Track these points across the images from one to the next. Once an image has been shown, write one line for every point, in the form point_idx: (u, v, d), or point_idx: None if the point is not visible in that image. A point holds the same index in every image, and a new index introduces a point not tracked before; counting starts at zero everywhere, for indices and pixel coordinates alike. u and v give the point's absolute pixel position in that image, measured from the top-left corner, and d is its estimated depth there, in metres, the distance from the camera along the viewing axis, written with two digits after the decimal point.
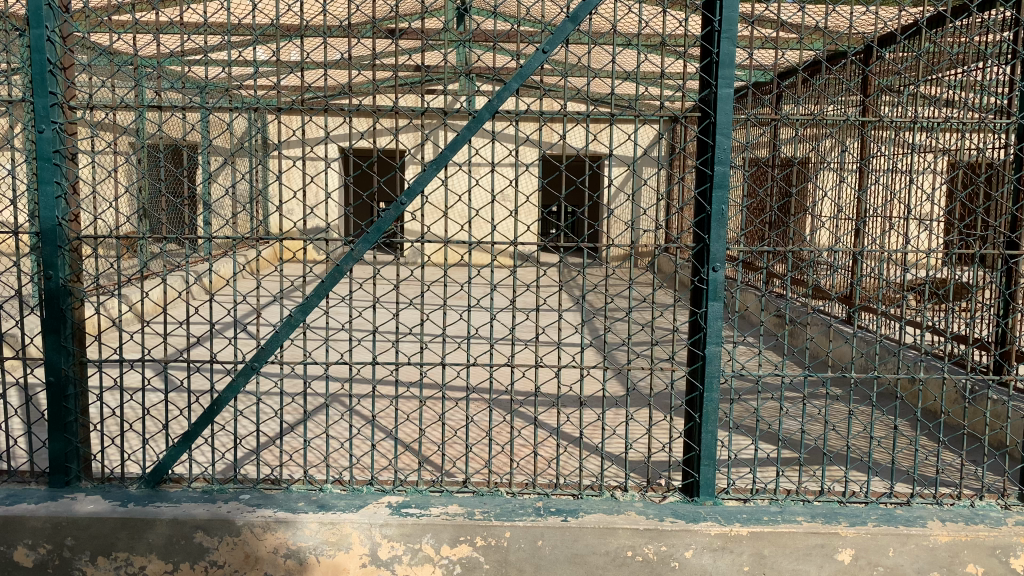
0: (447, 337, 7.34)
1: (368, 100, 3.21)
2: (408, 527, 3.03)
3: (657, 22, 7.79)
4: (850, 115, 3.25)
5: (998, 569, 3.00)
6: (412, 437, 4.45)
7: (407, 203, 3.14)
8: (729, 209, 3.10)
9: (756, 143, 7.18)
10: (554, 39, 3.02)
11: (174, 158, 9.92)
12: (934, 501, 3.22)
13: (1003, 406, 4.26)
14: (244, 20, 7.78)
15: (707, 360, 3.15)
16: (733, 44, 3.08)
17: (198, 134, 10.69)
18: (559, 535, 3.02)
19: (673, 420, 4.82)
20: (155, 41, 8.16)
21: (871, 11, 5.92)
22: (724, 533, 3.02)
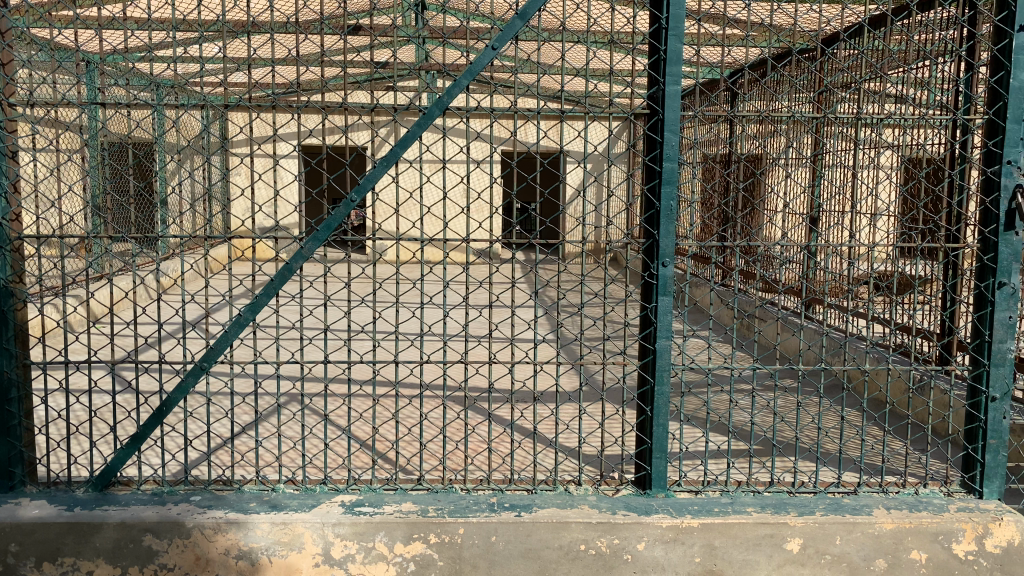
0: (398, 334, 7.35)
1: (317, 97, 3.15)
2: (361, 526, 3.02)
3: (606, 18, 7.84)
4: (796, 113, 3.30)
5: (941, 554, 3.07)
6: (366, 435, 4.45)
7: (357, 201, 3.13)
8: (678, 205, 3.14)
9: (704, 140, 7.29)
10: (503, 36, 3.02)
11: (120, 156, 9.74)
12: (880, 490, 3.29)
13: (945, 396, 4.38)
14: (187, 15, 7.62)
15: (658, 354, 3.19)
16: (680, 40, 3.11)
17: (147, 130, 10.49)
18: (513, 530, 3.04)
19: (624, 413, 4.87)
20: (97, 36, 8.00)
21: (815, 8, 6.01)
22: (675, 525, 3.06)
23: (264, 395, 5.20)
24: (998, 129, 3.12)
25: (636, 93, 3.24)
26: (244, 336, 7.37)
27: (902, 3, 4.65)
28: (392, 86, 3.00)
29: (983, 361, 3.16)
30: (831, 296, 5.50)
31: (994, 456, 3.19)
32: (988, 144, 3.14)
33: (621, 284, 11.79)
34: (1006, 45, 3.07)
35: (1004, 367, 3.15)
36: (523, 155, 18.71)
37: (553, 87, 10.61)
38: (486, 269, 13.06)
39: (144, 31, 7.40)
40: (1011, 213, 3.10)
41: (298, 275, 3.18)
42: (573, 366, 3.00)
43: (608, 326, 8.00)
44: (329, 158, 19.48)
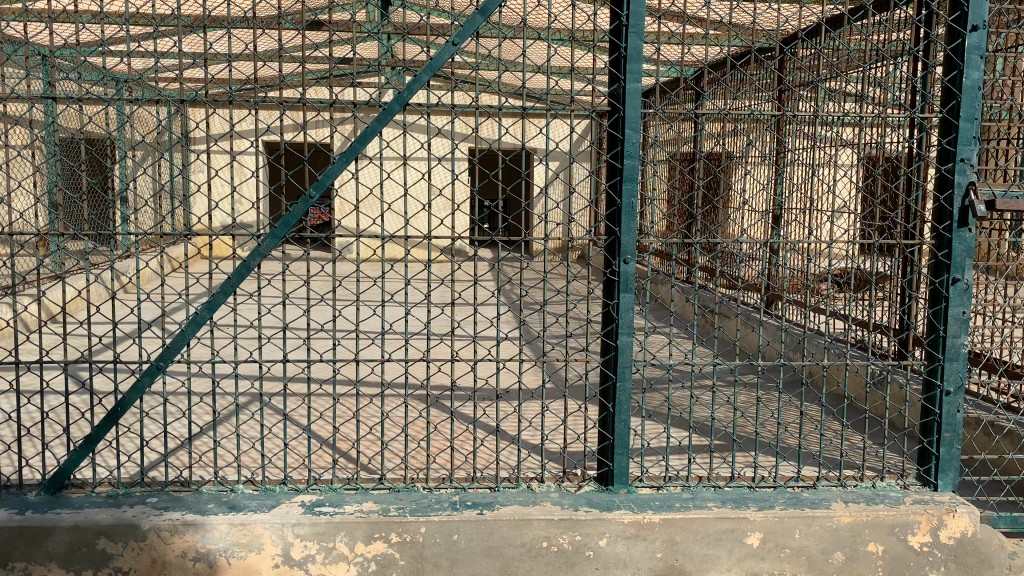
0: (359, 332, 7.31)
1: (276, 92, 3.11)
2: (321, 527, 2.98)
3: (566, 14, 7.85)
4: (756, 110, 3.33)
5: (897, 546, 3.12)
6: (327, 433, 4.41)
7: (316, 198, 3.09)
8: (639, 203, 3.15)
9: (665, 137, 7.33)
10: (464, 32, 3.00)
11: (74, 152, 9.55)
12: (838, 483, 3.33)
13: (902, 391, 4.46)
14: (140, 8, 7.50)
15: (620, 351, 3.19)
16: (641, 38, 3.12)
17: (103, 126, 10.30)
18: (475, 528, 3.03)
19: (587, 410, 4.88)
20: (47, 29, 7.84)
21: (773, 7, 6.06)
22: (636, 521, 3.07)
23: (222, 395, 5.14)
24: (951, 127, 3.17)
25: (598, 90, 3.24)
26: (203, 335, 7.27)
27: (858, 3, 4.72)
28: (351, 83, 2.96)
29: (937, 356, 3.21)
30: (790, 292, 5.56)
31: (948, 449, 3.25)
32: (942, 143, 3.19)
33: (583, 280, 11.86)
34: (959, 45, 3.12)
35: (957, 362, 3.21)
36: (486, 151, 18.73)
37: (515, 84, 10.62)
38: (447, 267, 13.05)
39: (94, 25, 7.27)
40: (964, 210, 3.15)
41: (256, 272, 3.13)
42: (535, 364, 3.00)
43: (571, 324, 8.02)
44: (288, 155, 19.27)
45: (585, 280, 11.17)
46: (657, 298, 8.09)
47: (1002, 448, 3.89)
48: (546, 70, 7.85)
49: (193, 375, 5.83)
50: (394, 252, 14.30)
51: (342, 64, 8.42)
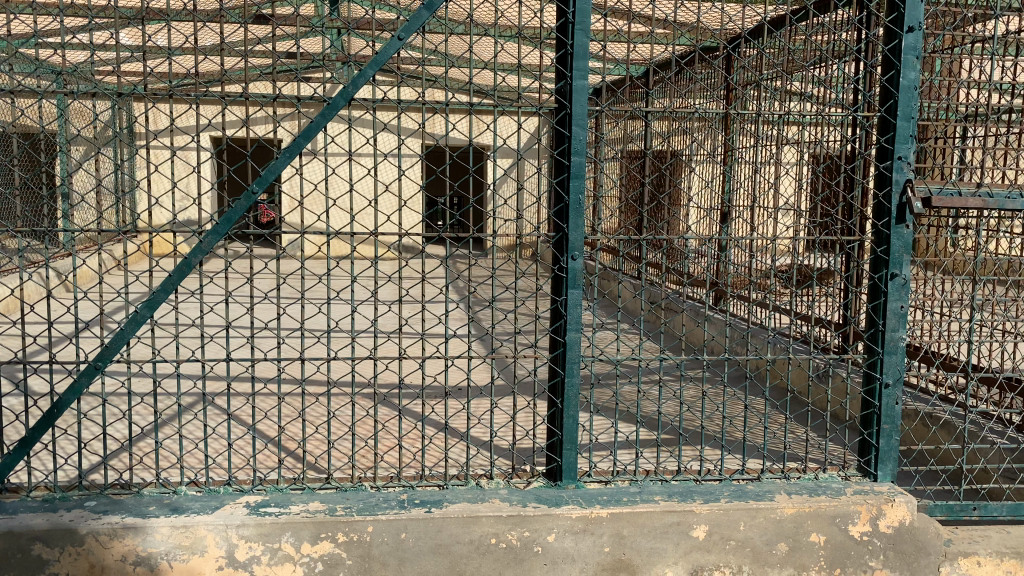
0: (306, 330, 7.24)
1: (218, 87, 3.03)
2: (267, 527, 2.94)
3: (512, 10, 7.85)
4: (702, 108, 3.36)
5: (839, 536, 3.18)
6: (272, 433, 4.36)
7: (258, 194, 3.04)
8: (586, 200, 3.17)
9: (613, 135, 7.40)
10: (409, 26, 2.97)
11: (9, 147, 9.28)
12: (782, 475, 3.39)
13: (844, 383, 4.56)
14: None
15: (568, 347, 3.21)
16: (587, 35, 3.13)
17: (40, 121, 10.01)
18: (423, 527, 3.01)
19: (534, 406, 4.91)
20: None
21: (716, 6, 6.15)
22: (584, 516, 3.08)
23: (163, 395, 5.06)
24: (889, 126, 3.24)
25: (545, 86, 3.24)
26: (144, 335, 7.13)
27: (798, 4, 4.81)
28: (294, 78, 2.91)
29: (876, 349, 3.29)
30: (736, 288, 5.64)
31: (888, 440, 3.32)
32: (881, 140, 3.26)
33: (533, 277, 11.93)
34: (897, 45, 3.19)
35: (896, 355, 3.28)
36: (434, 147, 18.69)
37: (464, 80, 10.60)
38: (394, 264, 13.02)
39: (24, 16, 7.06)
40: (902, 207, 3.22)
41: (198, 271, 3.07)
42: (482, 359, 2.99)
43: (520, 320, 8.06)
44: (230, 151, 18.98)
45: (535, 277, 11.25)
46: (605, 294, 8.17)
47: (938, 438, 4.01)
48: (493, 65, 7.85)
49: (133, 375, 5.72)
50: (339, 249, 14.26)
51: (287, 58, 8.32)
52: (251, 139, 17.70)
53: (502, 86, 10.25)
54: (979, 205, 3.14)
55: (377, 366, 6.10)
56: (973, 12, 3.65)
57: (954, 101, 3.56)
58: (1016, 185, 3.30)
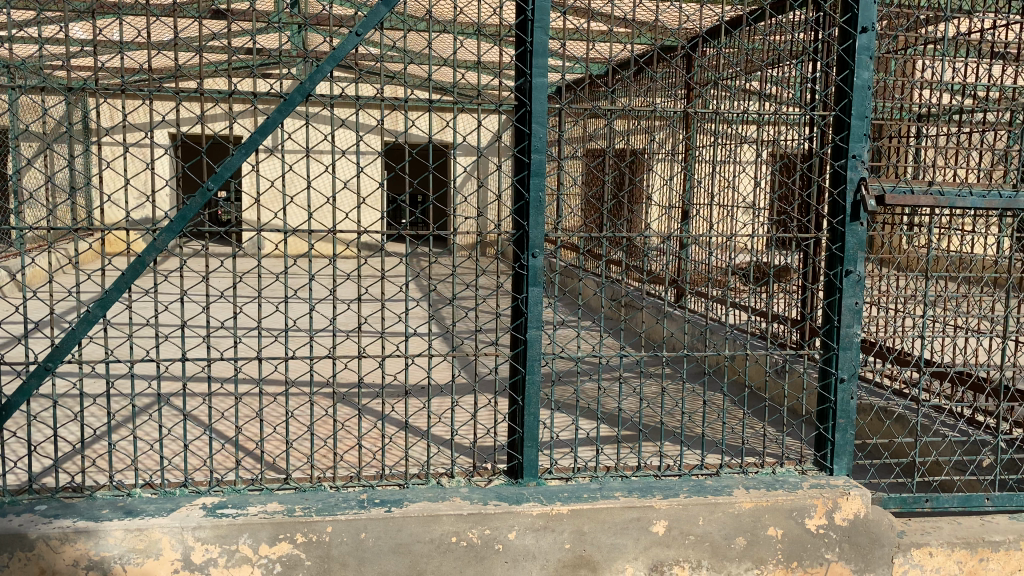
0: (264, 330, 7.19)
1: (171, 82, 2.96)
2: (223, 529, 2.90)
3: (471, 8, 7.85)
4: (661, 107, 3.38)
5: (796, 529, 3.22)
6: (229, 434, 4.32)
7: (214, 190, 2.99)
8: (546, 197, 3.17)
9: (573, 133, 7.44)
10: (367, 22, 2.95)
11: None
12: (740, 470, 3.44)
13: (800, 379, 4.64)
14: None
15: (528, 344, 3.21)
16: (546, 33, 3.13)
17: None
18: (382, 526, 2.99)
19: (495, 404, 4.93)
20: None
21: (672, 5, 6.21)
22: (545, 513, 3.08)
23: (117, 396, 5.00)
24: (844, 125, 3.29)
25: (505, 84, 3.24)
26: (98, 335, 7.00)
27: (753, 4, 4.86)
28: (250, 73, 2.86)
29: (832, 345, 3.33)
30: (695, 285, 5.71)
31: (843, 434, 3.38)
32: (835, 139, 3.31)
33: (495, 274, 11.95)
34: (851, 45, 3.24)
35: (851, 350, 3.34)
36: (392, 144, 18.59)
37: (421, 76, 10.59)
38: (356, 263, 12.96)
39: None
40: (856, 205, 3.27)
41: (152, 269, 3.01)
42: (443, 357, 2.97)
43: (481, 318, 8.08)
44: (184, 148, 18.68)
45: (497, 275, 11.26)
46: (565, 291, 8.24)
47: (892, 432, 4.11)
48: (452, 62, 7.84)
49: (85, 376, 5.64)
50: (298, 248, 14.19)
51: (242, 54, 8.24)
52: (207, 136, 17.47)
53: (460, 82, 10.25)
54: (930, 202, 3.18)
55: (336, 365, 6.08)
56: (922, 13, 3.73)
57: (906, 102, 3.63)
58: (965, 184, 3.37)
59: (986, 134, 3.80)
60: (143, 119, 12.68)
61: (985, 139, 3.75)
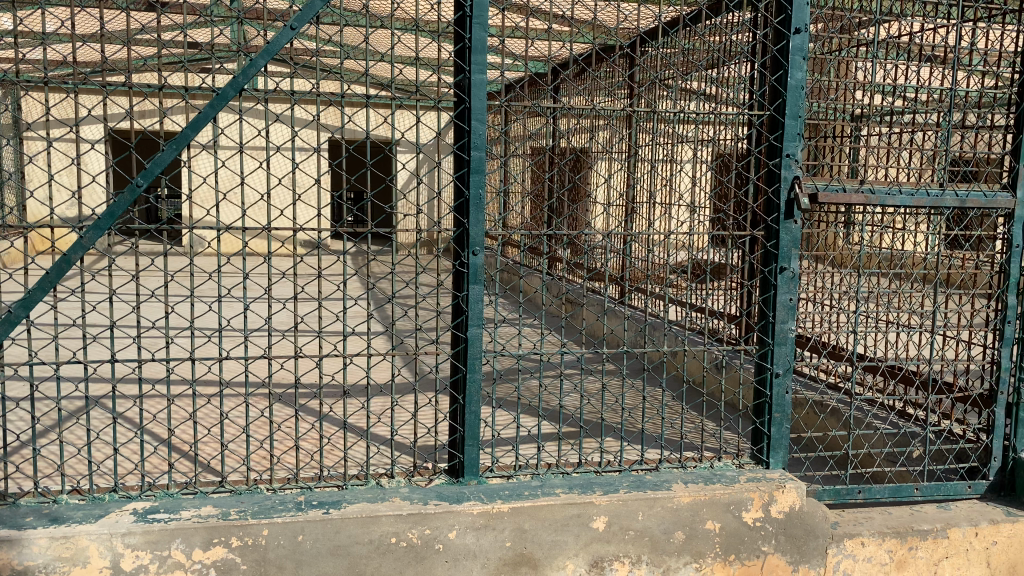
0: (197, 330, 7.08)
1: (97, 75, 2.86)
2: (155, 535, 2.82)
3: (410, 4, 7.79)
4: (600, 104, 3.39)
5: (733, 523, 3.27)
6: (161, 438, 4.23)
7: (143, 187, 2.90)
8: (486, 194, 3.15)
9: (515, 131, 7.45)
10: (302, 16, 2.89)
11: None
12: (679, 465, 3.48)
13: (737, 374, 4.74)
14: None
15: (469, 343, 3.20)
16: (485, 30, 3.11)
17: None
18: (320, 528, 2.94)
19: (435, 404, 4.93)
20: None
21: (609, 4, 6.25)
22: (485, 511, 3.07)
23: (43, 400, 4.85)
24: (778, 124, 3.35)
25: (443, 80, 3.21)
26: (23, 336, 6.77)
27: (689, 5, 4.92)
28: (183, 66, 2.77)
29: (767, 340, 3.39)
30: (638, 282, 5.77)
31: (779, 428, 3.44)
32: (770, 139, 3.36)
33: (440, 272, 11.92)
34: (785, 46, 3.30)
35: (786, 346, 3.40)
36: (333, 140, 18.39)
37: (361, 71, 10.47)
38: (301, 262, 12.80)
39: None
40: (790, 203, 3.33)
41: (78, 268, 2.91)
42: (382, 357, 2.94)
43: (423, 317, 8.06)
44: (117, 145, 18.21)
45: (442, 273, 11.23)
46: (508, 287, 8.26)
47: (828, 425, 4.21)
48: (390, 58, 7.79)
49: (7, 379, 5.49)
50: (230, 246, 14.14)
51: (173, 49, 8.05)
52: (139, 131, 17.02)
53: (399, 78, 10.17)
54: (861, 201, 3.27)
55: (272, 366, 6.02)
56: (853, 16, 3.80)
57: (838, 102, 3.71)
58: (895, 183, 3.46)
59: (915, 133, 3.89)
60: (66, 115, 12.30)
61: (914, 139, 3.84)
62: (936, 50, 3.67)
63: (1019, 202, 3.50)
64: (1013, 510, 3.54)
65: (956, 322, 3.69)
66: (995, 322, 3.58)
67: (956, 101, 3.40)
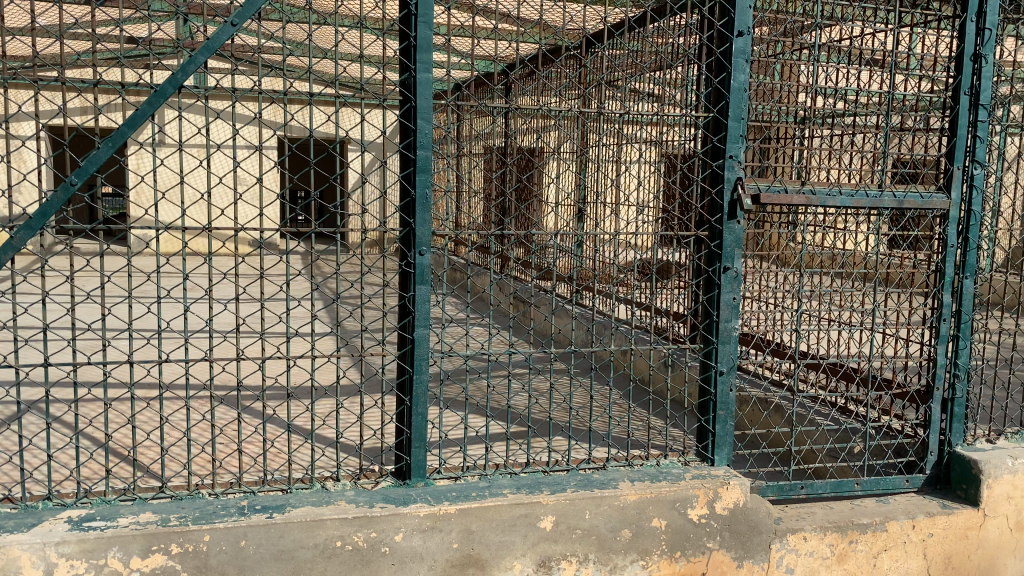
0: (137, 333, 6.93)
1: (29, 70, 2.76)
2: (90, 543, 2.75)
3: (355, 2, 7.74)
4: (549, 105, 3.38)
5: (678, 520, 3.30)
6: (96, 444, 4.13)
7: (78, 186, 2.82)
8: (433, 193, 3.13)
9: (467, 131, 7.44)
10: (244, 13, 2.84)
11: None
12: (626, 463, 3.51)
13: (684, 373, 4.80)
14: None
15: (416, 343, 3.17)
16: (430, 28, 3.09)
17: None
18: (263, 533, 2.89)
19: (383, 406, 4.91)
20: None
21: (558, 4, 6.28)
22: (432, 513, 3.05)
23: None
24: (721, 126, 3.38)
25: (387, 79, 3.17)
26: None
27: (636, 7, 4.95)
28: (119, 63, 2.68)
29: (711, 339, 3.43)
30: (595, 283, 5.82)
31: (723, 426, 3.48)
32: (714, 140, 3.40)
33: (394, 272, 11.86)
34: (728, 49, 3.34)
35: (729, 344, 3.45)
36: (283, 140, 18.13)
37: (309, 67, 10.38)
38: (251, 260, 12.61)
39: None
40: (733, 204, 3.38)
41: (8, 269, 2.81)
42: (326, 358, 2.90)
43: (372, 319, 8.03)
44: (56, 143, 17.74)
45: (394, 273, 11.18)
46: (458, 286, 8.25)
47: (772, 423, 4.30)
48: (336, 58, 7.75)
49: None
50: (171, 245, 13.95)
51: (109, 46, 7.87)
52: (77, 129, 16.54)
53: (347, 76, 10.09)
54: (802, 201, 3.33)
55: (216, 369, 5.93)
56: (794, 20, 3.86)
57: (781, 105, 3.77)
58: (836, 184, 3.52)
59: (855, 136, 3.97)
60: None
61: (855, 142, 3.92)
62: (874, 54, 3.74)
63: (952, 202, 3.60)
64: (949, 503, 3.65)
65: (895, 320, 3.78)
66: (931, 319, 3.67)
67: (894, 104, 3.48)
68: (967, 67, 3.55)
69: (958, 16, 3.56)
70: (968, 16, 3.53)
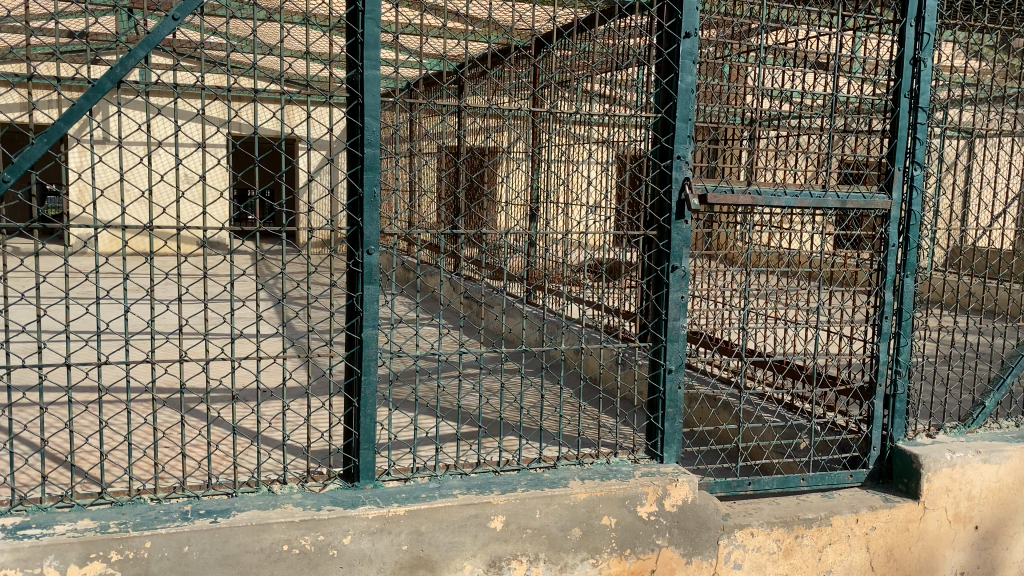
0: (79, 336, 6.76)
1: None
2: (25, 552, 2.66)
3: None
4: (498, 103, 3.37)
5: (628, 517, 3.32)
6: (31, 450, 4.01)
7: (11, 181, 2.72)
8: (380, 192, 3.10)
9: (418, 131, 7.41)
10: (185, 7, 2.77)
11: None
12: (577, 461, 3.52)
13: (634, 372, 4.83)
14: None
15: (364, 343, 3.13)
16: (377, 25, 3.05)
17: None
18: (207, 538, 2.83)
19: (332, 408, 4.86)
20: None
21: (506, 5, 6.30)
22: (381, 515, 3.02)
23: None
24: (670, 126, 3.42)
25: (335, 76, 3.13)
26: None
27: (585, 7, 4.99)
28: (54, 55, 2.60)
29: (661, 338, 3.46)
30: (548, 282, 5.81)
31: (672, 423, 3.51)
32: (662, 140, 3.43)
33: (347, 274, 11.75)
34: (675, 49, 3.37)
35: (678, 342, 3.48)
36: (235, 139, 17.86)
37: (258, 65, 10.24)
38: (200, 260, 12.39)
39: None
40: (681, 203, 3.41)
41: None
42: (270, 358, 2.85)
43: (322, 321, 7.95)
44: None
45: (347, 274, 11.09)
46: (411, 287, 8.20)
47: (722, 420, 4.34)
48: None
49: None
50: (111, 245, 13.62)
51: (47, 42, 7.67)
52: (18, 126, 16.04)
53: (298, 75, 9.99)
54: (748, 201, 3.38)
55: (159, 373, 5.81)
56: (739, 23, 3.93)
57: (728, 106, 3.82)
58: (781, 183, 3.57)
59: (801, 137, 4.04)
60: None
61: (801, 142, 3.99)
62: (819, 57, 3.81)
63: (893, 203, 3.69)
64: (891, 496, 3.73)
65: (839, 318, 3.84)
66: (874, 317, 3.75)
67: (838, 105, 3.55)
68: (907, 70, 3.65)
69: (899, 21, 3.66)
70: (907, 21, 3.63)
